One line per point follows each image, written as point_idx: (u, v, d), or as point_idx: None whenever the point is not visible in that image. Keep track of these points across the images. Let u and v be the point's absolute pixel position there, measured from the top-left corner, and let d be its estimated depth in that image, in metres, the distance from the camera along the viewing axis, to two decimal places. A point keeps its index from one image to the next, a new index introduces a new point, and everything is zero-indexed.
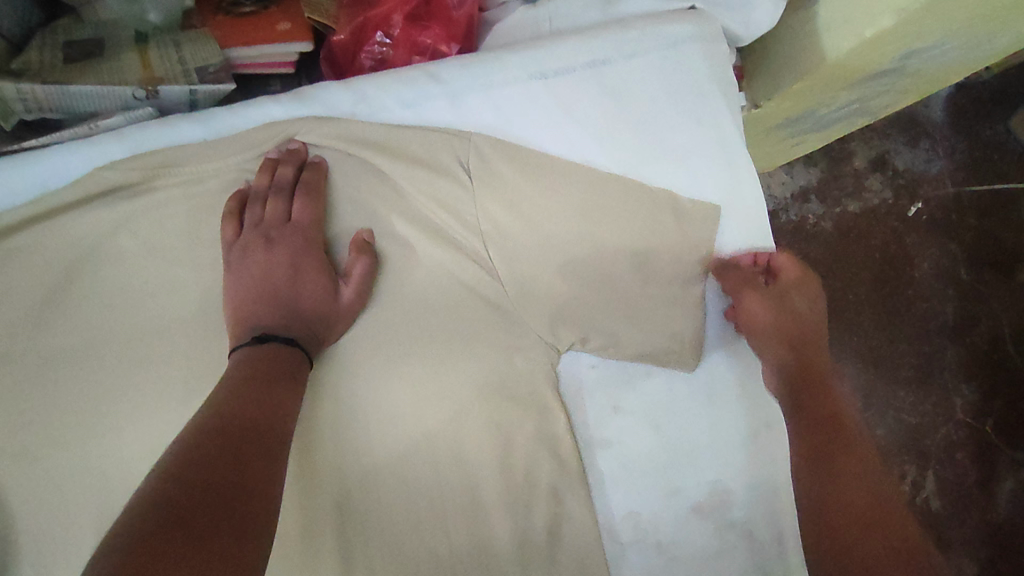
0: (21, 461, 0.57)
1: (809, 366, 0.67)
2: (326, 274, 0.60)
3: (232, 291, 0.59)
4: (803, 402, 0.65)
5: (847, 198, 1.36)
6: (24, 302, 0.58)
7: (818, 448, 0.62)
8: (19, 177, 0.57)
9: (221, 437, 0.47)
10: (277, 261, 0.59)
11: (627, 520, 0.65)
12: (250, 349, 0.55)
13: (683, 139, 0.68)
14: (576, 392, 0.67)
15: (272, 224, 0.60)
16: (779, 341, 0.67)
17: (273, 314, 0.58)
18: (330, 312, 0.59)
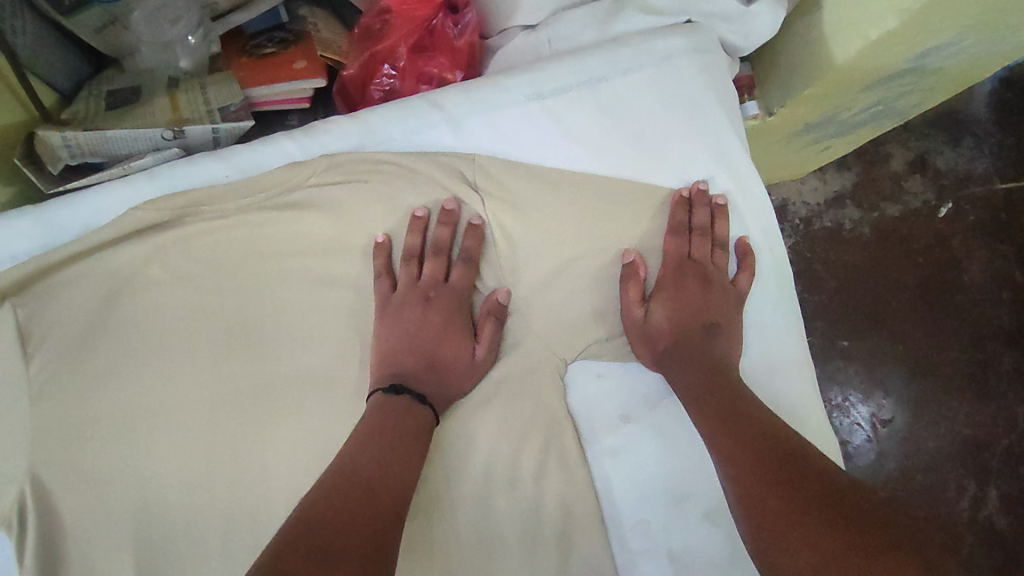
0: (60, 477, 0.60)
1: (716, 375, 0.61)
2: (467, 338, 0.65)
3: (382, 342, 0.64)
4: (701, 394, 0.60)
5: (884, 201, 1.31)
6: (64, 330, 0.62)
7: (738, 464, 0.54)
8: (67, 218, 0.62)
9: (340, 493, 0.52)
10: (430, 321, 0.65)
11: (638, 530, 0.64)
12: (387, 397, 0.60)
13: (683, 149, 0.69)
14: (583, 399, 0.67)
15: (429, 284, 0.66)
16: (668, 310, 0.66)
17: (415, 359, 0.63)
18: (465, 369, 0.65)
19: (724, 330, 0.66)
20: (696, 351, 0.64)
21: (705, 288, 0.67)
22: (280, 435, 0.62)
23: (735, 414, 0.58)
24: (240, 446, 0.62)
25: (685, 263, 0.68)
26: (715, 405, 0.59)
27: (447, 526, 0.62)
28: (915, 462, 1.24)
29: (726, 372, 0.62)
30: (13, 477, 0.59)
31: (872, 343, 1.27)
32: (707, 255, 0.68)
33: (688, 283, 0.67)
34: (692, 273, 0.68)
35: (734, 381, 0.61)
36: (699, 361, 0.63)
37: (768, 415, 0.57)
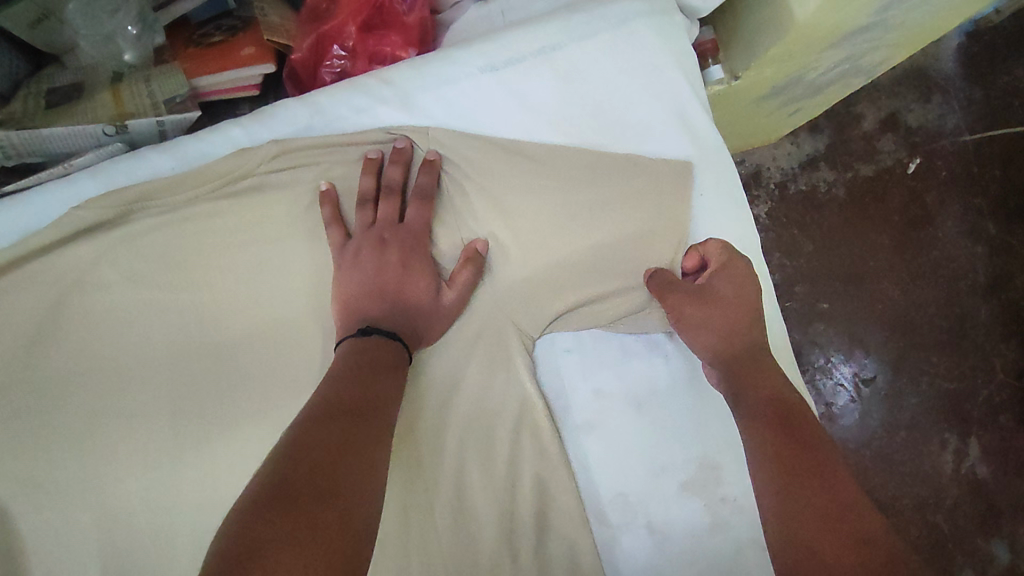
0: (23, 488, 0.59)
1: (758, 370, 0.60)
2: (432, 274, 0.62)
3: (342, 287, 0.61)
4: (734, 368, 0.61)
5: (857, 161, 1.31)
6: (12, 339, 0.59)
7: (782, 451, 0.53)
8: (5, 220, 0.58)
9: (331, 419, 0.50)
10: (389, 259, 0.61)
11: (615, 505, 0.64)
12: (355, 339, 0.58)
13: (644, 115, 0.66)
14: (555, 376, 0.66)
15: (384, 225, 0.62)
16: (732, 283, 0.63)
17: (381, 307, 0.60)
18: (432, 311, 0.62)
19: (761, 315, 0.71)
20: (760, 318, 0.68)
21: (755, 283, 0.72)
22: (246, 431, 0.61)
23: (771, 410, 0.57)
24: (207, 445, 0.60)
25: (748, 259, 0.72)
26: (762, 412, 0.57)
27: (422, 511, 0.61)
28: (898, 419, 1.25)
29: (772, 376, 0.60)
30: None
31: (851, 303, 1.28)
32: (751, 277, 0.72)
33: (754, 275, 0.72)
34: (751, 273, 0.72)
35: (771, 377, 0.59)
36: (771, 378, 0.59)
37: (795, 401, 0.57)
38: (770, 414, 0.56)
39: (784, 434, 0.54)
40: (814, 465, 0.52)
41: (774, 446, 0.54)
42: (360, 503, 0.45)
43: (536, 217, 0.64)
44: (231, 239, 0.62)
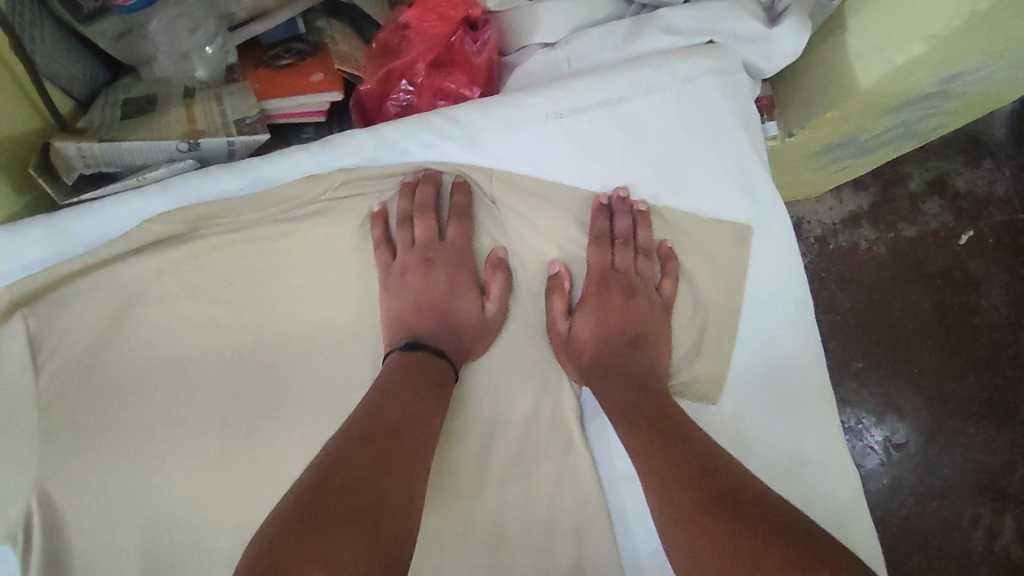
0: (71, 490, 0.58)
1: (652, 398, 0.61)
2: (474, 293, 0.65)
3: (389, 306, 0.64)
4: (620, 382, 0.63)
5: (901, 222, 1.29)
6: (77, 341, 0.60)
7: (659, 454, 0.55)
8: (81, 228, 0.60)
9: (361, 439, 0.52)
10: (434, 277, 0.65)
11: (653, 558, 0.62)
12: (401, 354, 0.61)
13: (705, 172, 0.66)
14: (599, 422, 0.65)
15: (426, 245, 0.65)
16: (590, 322, 0.65)
17: (429, 322, 0.64)
18: (478, 325, 0.65)
19: (651, 343, 0.65)
20: (634, 373, 0.63)
21: (651, 309, 0.65)
22: (288, 452, 0.61)
23: (637, 413, 0.59)
24: (250, 460, 0.61)
25: (608, 273, 0.66)
26: (634, 415, 0.59)
27: (453, 550, 0.60)
28: (929, 489, 1.21)
29: (648, 394, 0.61)
30: (22, 491, 0.57)
31: (886, 366, 1.25)
32: (648, 270, 0.67)
33: (613, 289, 0.65)
34: (617, 284, 0.65)
35: (661, 399, 0.61)
36: (625, 380, 0.63)
37: (678, 413, 0.59)
38: (636, 416, 0.59)
39: (675, 437, 0.56)
40: (689, 468, 0.53)
41: (642, 446, 0.56)
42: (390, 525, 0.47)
43: (589, 282, 0.66)
44: (291, 260, 0.64)
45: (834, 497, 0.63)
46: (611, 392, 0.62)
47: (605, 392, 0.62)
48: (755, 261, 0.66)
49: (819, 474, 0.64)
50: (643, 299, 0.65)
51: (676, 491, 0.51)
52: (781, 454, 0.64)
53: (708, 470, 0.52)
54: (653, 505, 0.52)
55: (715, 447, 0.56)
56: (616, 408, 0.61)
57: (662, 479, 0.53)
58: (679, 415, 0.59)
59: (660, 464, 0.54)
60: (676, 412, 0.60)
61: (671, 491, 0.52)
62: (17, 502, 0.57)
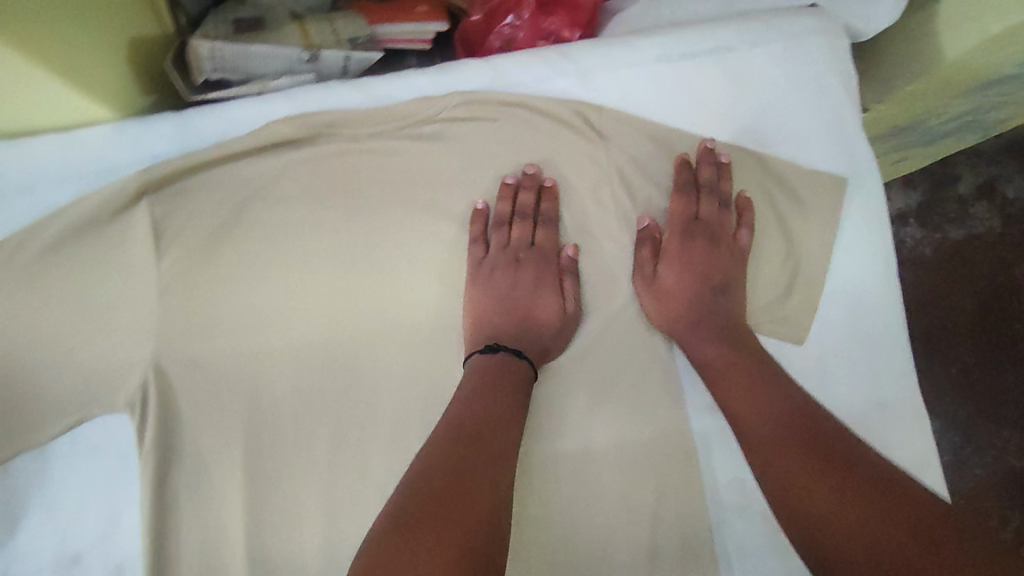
0: (185, 367, 0.62)
1: (766, 373, 0.60)
2: (556, 291, 0.65)
3: (472, 303, 0.65)
4: (721, 358, 0.62)
5: (948, 223, 1.30)
6: (196, 232, 0.63)
7: (786, 450, 0.54)
8: (206, 124, 0.64)
9: (451, 445, 0.52)
10: (523, 277, 0.66)
11: (732, 485, 0.64)
12: (481, 359, 0.61)
13: (804, 123, 0.68)
14: (689, 354, 0.66)
15: (518, 247, 0.67)
16: (677, 271, 0.66)
17: (509, 321, 0.64)
18: (560, 325, 0.65)
19: (732, 291, 0.65)
20: (719, 322, 0.64)
21: (730, 261, 0.66)
22: (391, 354, 0.64)
23: (759, 411, 0.58)
24: (352, 363, 0.64)
25: (692, 224, 0.67)
26: (766, 409, 0.57)
27: (537, 463, 0.63)
28: (958, 486, 1.21)
29: (747, 365, 0.61)
30: (142, 362, 0.62)
31: (923, 363, 1.25)
32: (721, 220, 0.67)
33: (698, 241, 0.66)
34: (700, 233, 0.66)
35: (770, 373, 0.60)
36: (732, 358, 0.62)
37: (796, 392, 0.58)
38: (753, 410, 0.58)
39: (800, 424, 0.55)
40: (823, 457, 0.52)
41: (772, 441, 0.55)
42: (494, 536, 0.47)
43: (672, 235, 0.67)
44: (401, 173, 0.65)
45: (909, 442, 0.65)
46: (750, 401, 0.58)
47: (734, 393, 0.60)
48: (847, 211, 0.67)
49: (896, 419, 0.65)
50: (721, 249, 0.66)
51: (817, 487, 0.51)
52: (862, 397, 0.65)
53: (836, 459, 0.52)
54: (786, 507, 0.52)
55: (845, 432, 0.54)
56: (749, 410, 0.58)
57: (821, 488, 0.50)
58: (801, 396, 0.58)
59: (810, 461, 0.52)
60: (803, 401, 0.58)
61: (811, 489, 0.51)
62: (136, 373, 0.62)
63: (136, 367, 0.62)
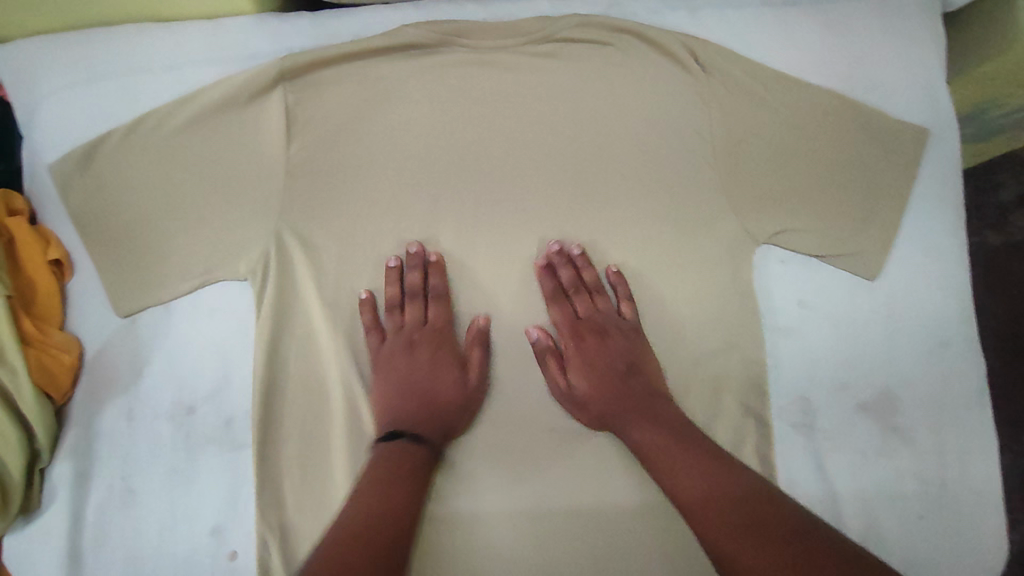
0: (304, 245, 0.67)
1: (685, 428, 0.61)
2: (454, 367, 0.66)
3: (376, 399, 0.64)
4: (646, 413, 0.62)
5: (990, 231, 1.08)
6: (325, 121, 0.69)
7: (716, 509, 0.53)
8: (344, 25, 0.72)
9: (375, 557, 0.51)
10: (416, 359, 0.66)
11: (796, 404, 0.69)
12: (385, 444, 0.60)
13: (893, 76, 0.72)
14: (769, 282, 0.70)
15: (414, 327, 0.67)
16: (624, 317, 0.68)
17: (412, 406, 0.63)
18: (462, 400, 0.65)
19: (664, 367, 0.68)
20: (642, 367, 0.66)
21: (665, 325, 0.70)
22: (490, 253, 0.70)
23: (706, 485, 0.55)
24: (456, 260, 0.70)
25: (640, 285, 0.70)
26: (697, 494, 0.55)
27: None
28: None
29: (660, 419, 0.61)
30: (264, 235, 0.66)
31: None
32: (693, 277, 0.69)
33: (644, 301, 0.70)
34: (649, 298, 0.70)
35: (692, 437, 0.60)
36: (648, 437, 0.61)
37: (754, 484, 0.55)
38: (699, 471, 0.57)
39: (715, 483, 0.55)
40: (761, 527, 0.51)
41: (708, 502, 0.54)
42: None
43: (623, 283, 0.69)
44: (517, 85, 0.70)
45: (968, 382, 0.69)
46: (686, 474, 0.57)
47: (650, 445, 0.60)
48: (922, 164, 0.71)
49: (958, 359, 0.69)
50: (676, 295, 0.69)
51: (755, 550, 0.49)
52: (926, 335, 0.69)
53: (784, 526, 0.51)
54: (730, 563, 0.51)
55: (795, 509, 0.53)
56: (673, 465, 0.58)
57: (737, 540, 0.51)
58: (750, 480, 0.56)
59: (729, 534, 0.51)
60: (744, 474, 0.57)
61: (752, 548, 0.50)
62: (259, 244, 0.66)
63: (255, 240, 0.66)
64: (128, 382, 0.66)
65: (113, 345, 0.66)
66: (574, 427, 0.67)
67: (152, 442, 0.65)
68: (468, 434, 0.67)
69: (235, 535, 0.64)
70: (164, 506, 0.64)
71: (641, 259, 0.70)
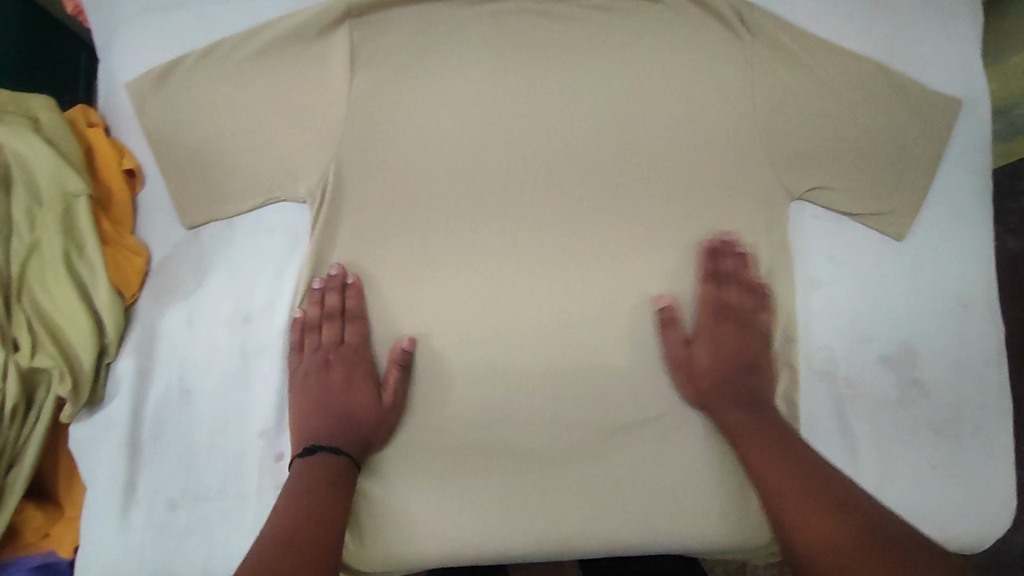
0: (358, 173, 0.70)
1: (791, 445, 0.64)
2: (372, 381, 0.69)
3: (294, 416, 0.68)
4: (761, 437, 0.64)
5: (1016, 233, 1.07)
6: (385, 58, 0.72)
7: (848, 534, 0.55)
8: None
9: (289, 547, 0.55)
10: (331, 378, 0.69)
11: (818, 353, 0.72)
12: (300, 462, 0.64)
13: (929, 47, 0.75)
14: (800, 236, 0.73)
15: (326, 346, 0.70)
16: (709, 349, 0.70)
17: (327, 426, 0.67)
18: (376, 415, 0.68)
19: (764, 373, 0.70)
20: (742, 390, 0.69)
21: (749, 339, 0.71)
22: (533, 195, 0.72)
23: (809, 491, 0.59)
24: (499, 200, 0.72)
25: (719, 307, 0.71)
26: (778, 483, 0.61)
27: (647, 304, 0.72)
28: None
29: (782, 442, 0.64)
30: (322, 160, 0.70)
31: None
32: (744, 301, 0.71)
33: (726, 324, 0.71)
34: (731, 316, 0.71)
35: (798, 450, 0.63)
36: (799, 466, 0.62)
37: (862, 496, 0.59)
38: (793, 487, 0.60)
39: (809, 489, 0.59)
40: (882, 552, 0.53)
41: (817, 517, 0.57)
42: None
43: (700, 313, 0.72)
44: (569, 36, 0.74)
45: (984, 342, 0.72)
46: (824, 523, 0.56)
47: (781, 474, 0.61)
48: (953, 132, 0.74)
49: (977, 320, 0.72)
50: (750, 313, 0.71)
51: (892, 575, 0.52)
52: (948, 295, 0.72)
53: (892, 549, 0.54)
54: None
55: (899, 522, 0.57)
56: (782, 490, 0.60)
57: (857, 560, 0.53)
58: (840, 483, 0.60)
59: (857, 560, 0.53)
60: (839, 481, 0.61)
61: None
62: (317, 169, 0.70)
63: (315, 165, 0.70)
64: (189, 289, 0.71)
65: (177, 253, 0.72)
66: (604, 361, 0.71)
67: (208, 346, 0.70)
68: (506, 362, 0.71)
69: (283, 439, 0.69)
70: (217, 407, 0.69)
71: (715, 281, 0.71)
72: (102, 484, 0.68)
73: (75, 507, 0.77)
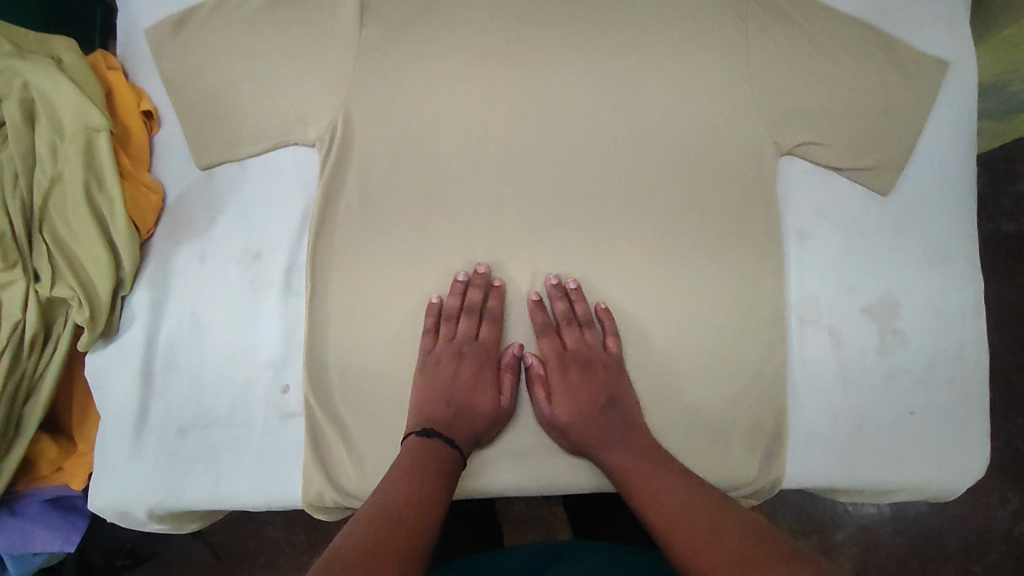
0: (364, 120, 0.73)
1: (657, 473, 0.65)
2: (493, 384, 0.73)
3: (416, 394, 0.71)
4: (647, 478, 0.65)
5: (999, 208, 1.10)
6: (392, 10, 0.74)
7: (720, 550, 0.54)
8: None
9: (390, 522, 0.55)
10: (465, 370, 0.72)
11: (805, 302, 0.75)
12: (417, 439, 0.66)
13: (919, 11, 0.78)
14: (788, 189, 0.76)
15: (463, 341, 0.73)
16: (565, 402, 0.72)
17: (448, 415, 0.69)
18: (493, 417, 0.72)
19: (620, 405, 0.71)
20: (591, 424, 0.70)
21: (605, 372, 0.72)
22: (531, 148, 0.75)
23: (695, 524, 0.58)
24: (498, 151, 0.75)
25: (564, 356, 0.73)
26: (691, 532, 0.57)
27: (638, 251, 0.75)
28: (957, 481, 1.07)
29: (655, 471, 0.66)
30: (331, 107, 0.73)
31: None
32: (580, 346, 0.73)
33: (573, 366, 0.73)
34: (573, 361, 0.73)
35: (680, 478, 0.65)
36: (649, 494, 0.63)
37: (716, 500, 0.61)
38: (690, 520, 0.59)
39: (699, 519, 0.59)
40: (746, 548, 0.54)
41: (713, 548, 0.55)
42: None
43: (554, 366, 0.73)
44: None
45: (964, 294, 0.75)
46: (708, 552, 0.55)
47: (668, 515, 0.60)
48: (940, 93, 0.76)
49: (957, 272, 0.75)
50: (583, 372, 0.72)
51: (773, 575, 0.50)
52: (929, 248, 0.75)
53: (761, 541, 0.54)
54: None
55: (743, 511, 0.59)
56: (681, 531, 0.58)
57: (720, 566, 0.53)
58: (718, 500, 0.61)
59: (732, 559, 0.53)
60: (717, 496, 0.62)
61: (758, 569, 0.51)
62: (326, 115, 0.73)
63: (324, 111, 0.73)
64: (202, 227, 0.74)
65: (192, 192, 0.75)
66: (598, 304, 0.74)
67: (219, 281, 0.73)
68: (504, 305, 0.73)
69: (289, 372, 0.72)
70: (226, 339, 0.72)
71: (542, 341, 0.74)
72: (118, 409, 0.72)
73: (87, 443, 0.80)
